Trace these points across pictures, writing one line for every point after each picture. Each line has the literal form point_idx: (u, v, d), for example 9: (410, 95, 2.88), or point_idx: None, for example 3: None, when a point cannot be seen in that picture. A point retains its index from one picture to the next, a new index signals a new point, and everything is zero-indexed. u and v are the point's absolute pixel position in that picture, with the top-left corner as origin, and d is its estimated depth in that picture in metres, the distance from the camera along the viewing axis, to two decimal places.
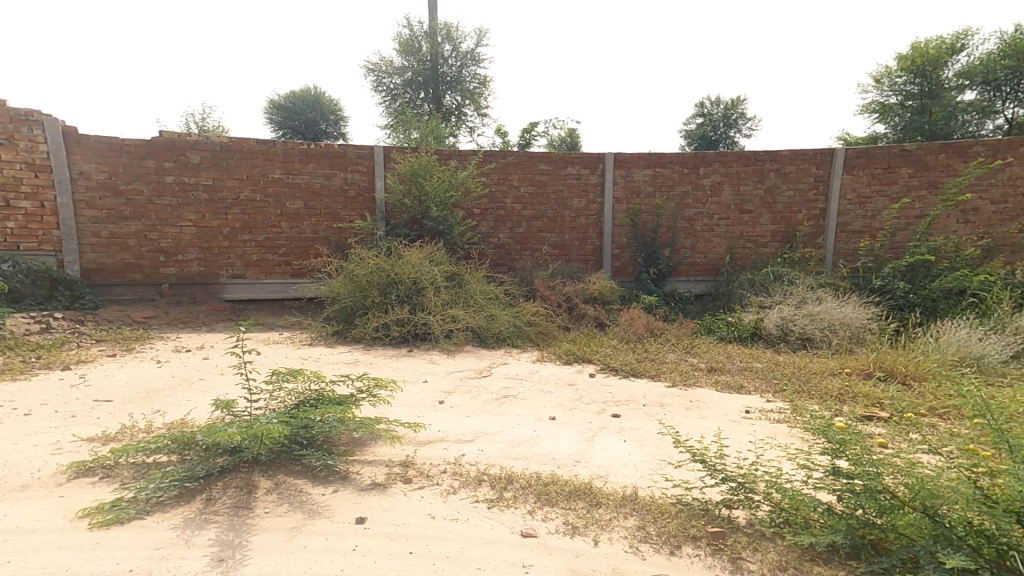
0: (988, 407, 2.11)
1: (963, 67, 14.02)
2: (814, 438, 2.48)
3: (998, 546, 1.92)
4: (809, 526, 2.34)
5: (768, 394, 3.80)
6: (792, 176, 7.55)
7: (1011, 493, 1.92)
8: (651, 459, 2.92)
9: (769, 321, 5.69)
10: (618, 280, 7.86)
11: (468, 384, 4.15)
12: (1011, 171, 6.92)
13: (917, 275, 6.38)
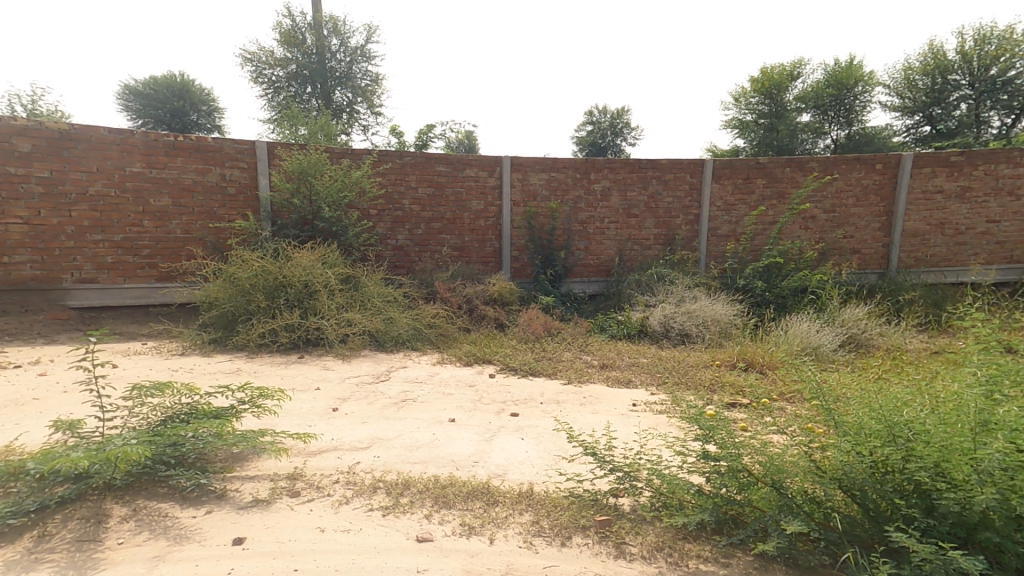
0: (819, 391, 2.46)
1: (800, 93, 16.30)
2: (689, 426, 2.66)
3: (824, 510, 2.32)
4: (683, 507, 2.49)
5: (652, 387, 4.12)
6: (671, 183, 7.86)
7: (835, 463, 2.31)
8: (546, 455, 3.01)
9: (653, 319, 6.08)
10: (517, 281, 7.87)
11: (366, 390, 4.04)
12: (839, 184, 7.75)
13: (772, 275, 7.21)
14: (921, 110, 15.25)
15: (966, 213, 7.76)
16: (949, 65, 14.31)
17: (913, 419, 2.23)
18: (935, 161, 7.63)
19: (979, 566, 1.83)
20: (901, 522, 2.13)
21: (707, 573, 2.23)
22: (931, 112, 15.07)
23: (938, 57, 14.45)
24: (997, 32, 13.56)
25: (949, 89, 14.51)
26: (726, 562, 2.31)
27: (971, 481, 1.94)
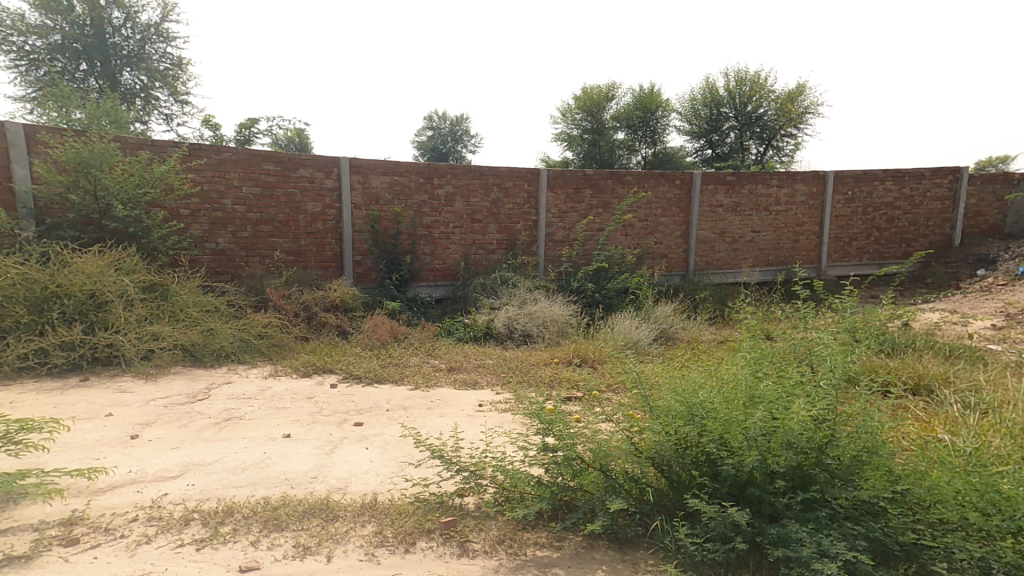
0: (637, 379, 2.63)
1: (614, 112, 18.37)
2: (531, 420, 2.65)
3: (640, 486, 2.44)
4: (523, 499, 2.46)
5: (498, 386, 4.30)
6: (511, 190, 7.69)
7: (649, 444, 2.44)
8: (391, 463, 2.90)
9: (498, 321, 6.16)
10: (360, 286, 7.04)
11: (177, 412, 3.61)
12: (648, 198, 8.23)
13: (600, 276, 7.55)
14: (701, 134, 17.46)
15: (739, 224, 8.68)
16: (721, 100, 16.75)
17: (706, 398, 2.45)
18: (717, 179, 8.51)
19: (746, 518, 2.13)
20: (695, 488, 2.35)
21: (542, 558, 2.22)
22: (710, 137, 17.35)
23: (712, 92, 16.79)
24: (748, 77, 16.36)
25: (722, 119, 16.97)
26: (559, 544, 2.32)
27: (743, 447, 2.25)
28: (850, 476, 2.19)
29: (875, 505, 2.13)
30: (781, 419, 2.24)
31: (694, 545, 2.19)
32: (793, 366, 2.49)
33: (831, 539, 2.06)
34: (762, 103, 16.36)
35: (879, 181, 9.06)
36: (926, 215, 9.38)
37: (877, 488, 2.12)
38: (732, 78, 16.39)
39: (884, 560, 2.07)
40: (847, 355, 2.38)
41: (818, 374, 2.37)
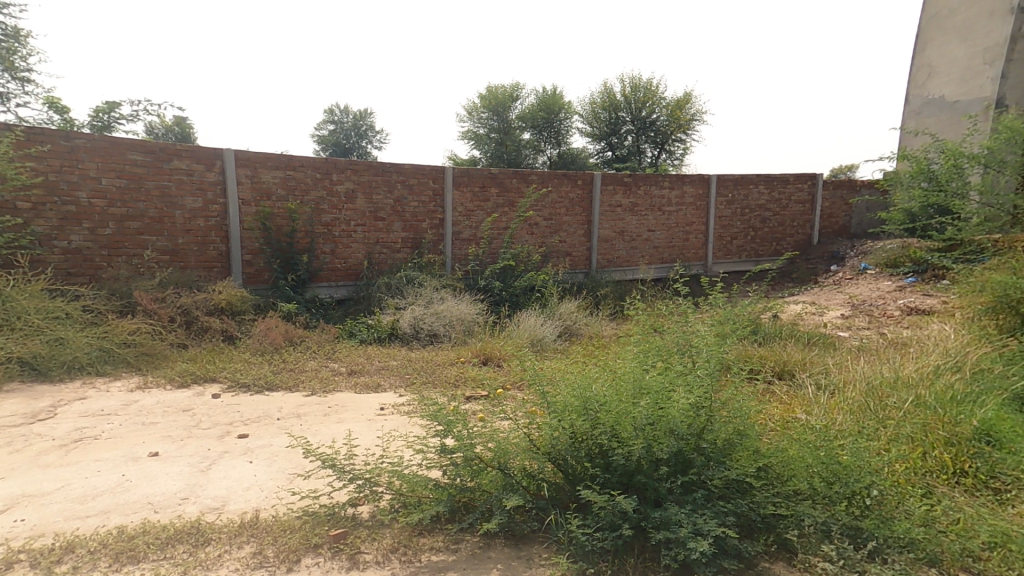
0: (534, 376, 2.66)
1: (520, 112, 18.72)
2: (431, 423, 2.58)
3: (537, 482, 2.48)
4: (421, 503, 2.41)
5: (401, 388, 4.25)
6: (416, 188, 7.53)
7: (545, 440, 2.48)
8: (279, 477, 2.73)
9: (403, 321, 6.07)
10: (250, 289, 6.57)
11: (7, 437, 3.16)
12: (552, 197, 8.49)
13: (506, 275, 7.72)
14: (602, 137, 18.33)
15: (637, 223, 9.21)
16: (618, 105, 17.68)
17: (599, 392, 2.53)
18: (615, 180, 8.95)
19: (633, 505, 2.24)
20: (588, 480, 2.43)
21: (437, 563, 2.19)
22: (610, 140, 18.25)
23: (611, 97, 17.65)
24: (642, 84, 17.36)
25: (620, 123, 17.96)
26: (455, 547, 2.30)
27: (631, 437, 2.34)
28: (723, 457, 2.37)
29: (742, 482, 2.33)
30: (664, 408, 2.37)
31: (585, 535, 2.28)
32: (677, 358, 2.65)
33: (704, 517, 2.22)
34: (656, 109, 17.48)
35: (753, 185, 10.05)
36: (791, 216, 10.53)
37: (745, 467, 2.30)
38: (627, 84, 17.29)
39: (750, 533, 2.27)
40: (720, 346, 2.58)
41: (697, 365, 2.54)
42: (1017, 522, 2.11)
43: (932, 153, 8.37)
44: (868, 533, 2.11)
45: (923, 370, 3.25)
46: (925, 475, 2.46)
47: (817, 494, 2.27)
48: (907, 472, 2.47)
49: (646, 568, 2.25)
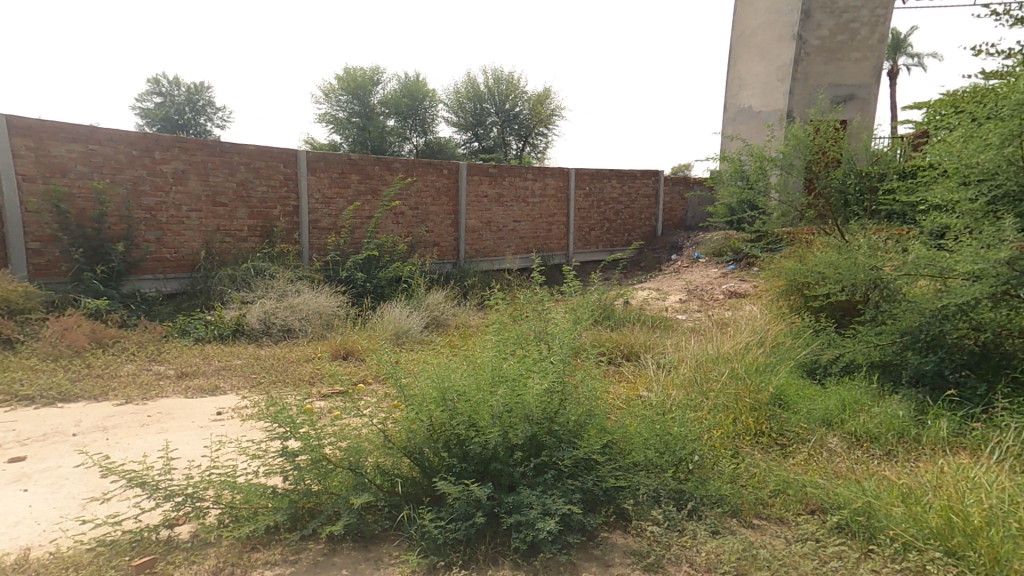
0: (391, 369, 2.54)
1: (382, 97, 19.05)
2: (271, 425, 2.34)
3: (391, 478, 2.40)
4: (255, 514, 2.20)
5: (244, 390, 3.95)
6: (263, 172, 7.01)
7: (401, 434, 2.41)
8: (68, 505, 2.33)
9: (250, 316, 5.63)
10: (37, 283, 5.53)
11: None
12: (418, 186, 8.50)
13: (370, 266, 7.56)
14: (467, 126, 19.16)
15: (502, 214, 9.64)
16: (482, 96, 18.81)
17: (458, 382, 2.51)
18: (480, 171, 9.25)
19: (487, 493, 2.26)
20: (444, 471, 2.40)
21: None
22: (475, 130, 19.26)
23: (473, 88, 18.79)
24: (504, 77, 18.68)
25: (485, 114, 19.00)
26: (294, 558, 2.13)
27: (488, 425, 2.35)
28: (572, 438, 2.48)
29: (589, 460, 2.46)
30: (520, 394, 2.42)
31: (438, 528, 2.23)
32: (533, 346, 2.74)
33: (553, 498, 2.30)
34: (518, 103, 18.82)
35: (607, 179, 11.06)
36: (639, 210, 11.70)
37: (591, 446, 2.44)
38: (489, 76, 18.48)
39: (594, 507, 2.42)
40: (572, 333, 2.73)
41: (552, 352, 2.64)
42: (795, 470, 2.50)
43: (743, 153, 7.06)
44: (689, 495, 2.38)
45: (737, 347, 3.80)
46: (735, 438, 2.83)
47: (650, 465, 2.50)
48: (721, 438, 2.81)
49: (496, 553, 2.27)
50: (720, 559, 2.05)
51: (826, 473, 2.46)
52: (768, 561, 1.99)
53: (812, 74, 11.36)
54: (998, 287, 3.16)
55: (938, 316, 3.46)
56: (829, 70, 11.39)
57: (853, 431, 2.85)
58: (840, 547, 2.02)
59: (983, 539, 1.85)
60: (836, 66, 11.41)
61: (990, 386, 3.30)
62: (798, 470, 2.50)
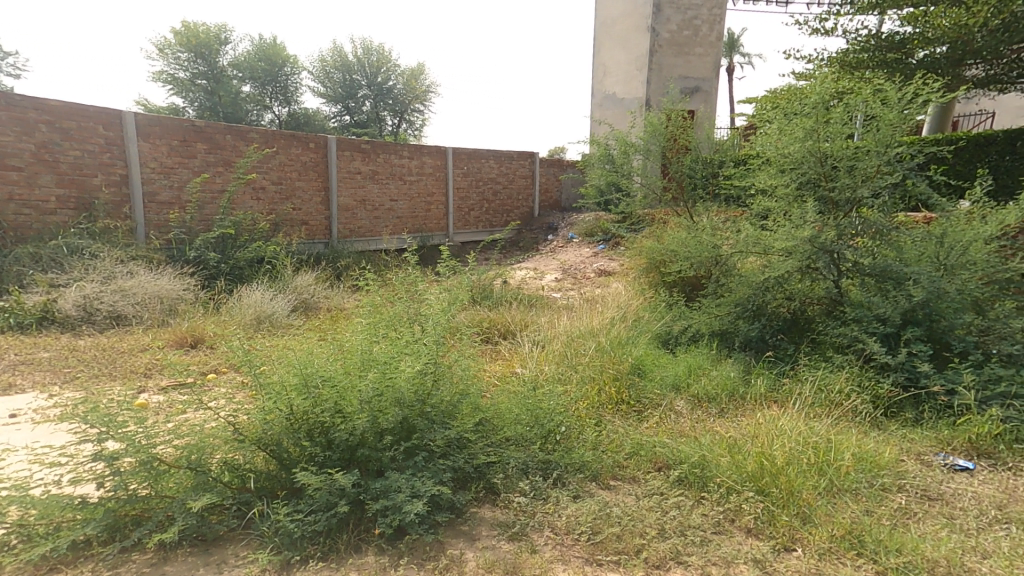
0: (244, 356, 2.31)
1: (231, 61, 18.56)
2: (83, 427, 1.99)
3: (241, 474, 2.20)
4: (59, 530, 1.92)
5: (54, 383, 3.51)
6: (73, 133, 6.02)
7: (256, 427, 2.21)
8: None
9: (65, 302, 4.96)
10: None
11: None
12: (281, 159, 8.00)
13: (226, 245, 6.89)
14: (338, 99, 19.50)
15: (378, 192, 9.45)
16: (352, 66, 19.31)
17: (323, 367, 2.35)
18: (351, 146, 8.94)
19: (351, 479, 2.12)
20: (305, 461, 2.23)
21: None
22: (346, 102, 19.56)
23: (341, 57, 19.12)
24: (375, 47, 19.34)
25: (356, 86, 19.46)
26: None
27: (356, 411, 2.24)
28: (445, 419, 2.45)
29: (461, 438, 2.46)
30: (391, 377, 2.34)
31: (294, 522, 2.08)
32: (406, 327, 2.67)
33: (422, 479, 2.24)
34: (390, 76, 19.71)
35: (485, 160, 11.46)
36: (517, 190, 12.32)
37: (464, 425, 2.44)
38: (358, 46, 19.02)
39: (465, 484, 2.43)
40: (445, 313, 2.71)
41: (425, 333, 2.59)
42: (647, 433, 2.74)
43: (608, 135, 7.05)
44: (555, 464, 2.51)
45: (604, 323, 4.11)
46: (599, 407, 3.04)
47: (520, 438, 2.61)
48: (587, 407, 3.04)
49: (359, 540, 2.17)
50: (579, 520, 2.17)
51: (671, 432, 2.74)
52: (619, 518, 2.17)
53: (665, 66, 12.81)
54: (803, 261, 3.71)
55: (761, 287, 3.92)
56: (679, 63, 12.91)
57: (696, 393, 3.18)
58: (678, 497, 2.29)
59: (783, 476, 2.26)
60: (684, 60, 12.96)
61: (796, 347, 3.77)
62: (649, 432, 2.75)
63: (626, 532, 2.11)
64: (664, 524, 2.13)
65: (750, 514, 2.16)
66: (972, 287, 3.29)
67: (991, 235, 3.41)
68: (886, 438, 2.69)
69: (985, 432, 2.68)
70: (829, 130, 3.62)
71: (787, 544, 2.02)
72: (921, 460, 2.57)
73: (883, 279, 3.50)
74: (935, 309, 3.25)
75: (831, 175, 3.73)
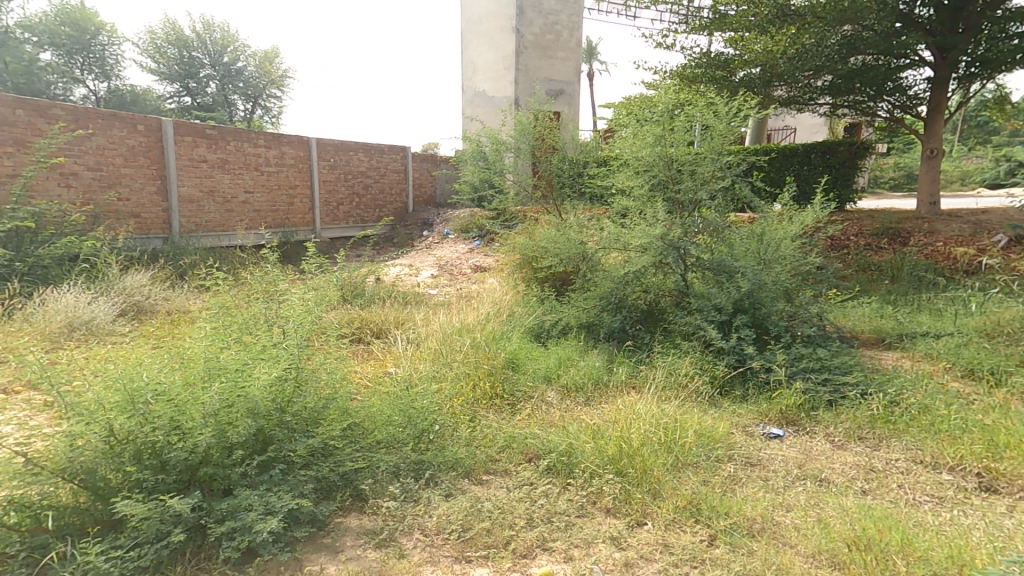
0: (42, 373, 1.95)
1: (19, 20, 15.84)
2: None
3: (37, 512, 1.86)
4: None
5: None
6: None
7: (58, 456, 1.86)
8: None
9: None
10: None
11: None
12: (100, 141, 6.93)
13: (22, 241, 5.56)
14: (176, 79, 18.15)
15: (229, 183, 8.58)
16: (189, 42, 18.13)
17: (155, 380, 2.05)
18: (193, 130, 8.00)
19: (191, 502, 1.85)
20: (128, 490, 1.91)
21: None
22: (185, 82, 18.35)
23: (176, 32, 17.83)
24: (216, 26, 18.63)
25: (195, 65, 18.41)
26: None
27: (197, 427, 1.96)
28: (308, 427, 2.28)
29: (327, 446, 2.32)
30: (242, 387, 2.09)
31: (109, 563, 1.75)
32: (262, 331, 2.45)
33: (279, 494, 2.02)
34: (239, 57, 19.39)
35: (354, 152, 10.96)
36: (390, 185, 11.99)
37: (329, 431, 2.31)
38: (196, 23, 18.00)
39: (329, 494, 2.28)
40: (309, 314, 2.54)
41: (286, 336, 2.38)
42: (520, 426, 2.83)
43: (482, 133, 7.75)
44: (428, 464, 2.47)
45: (479, 318, 4.18)
46: (474, 403, 3.09)
47: (392, 441, 2.54)
48: (463, 404, 3.06)
49: (196, 571, 1.89)
50: (450, 519, 2.14)
51: (541, 424, 2.87)
52: (489, 512, 2.19)
53: (530, 68, 13.62)
54: (657, 256, 4.01)
55: (622, 281, 4.19)
56: (542, 66, 13.79)
57: (566, 383, 3.36)
58: (547, 485, 2.38)
59: (638, 457, 2.46)
60: (549, 63, 13.92)
61: (652, 335, 4.06)
62: (522, 425, 2.85)
63: (496, 525, 2.13)
64: (533, 514, 2.20)
65: (610, 495, 2.31)
66: (783, 279, 3.78)
67: (794, 233, 3.97)
68: (720, 413, 3.02)
69: (792, 403, 3.06)
70: (674, 138, 4.07)
71: (639, 519, 2.20)
72: (745, 432, 2.90)
73: (718, 272, 3.91)
74: (755, 298, 3.70)
75: (677, 178, 4.19)
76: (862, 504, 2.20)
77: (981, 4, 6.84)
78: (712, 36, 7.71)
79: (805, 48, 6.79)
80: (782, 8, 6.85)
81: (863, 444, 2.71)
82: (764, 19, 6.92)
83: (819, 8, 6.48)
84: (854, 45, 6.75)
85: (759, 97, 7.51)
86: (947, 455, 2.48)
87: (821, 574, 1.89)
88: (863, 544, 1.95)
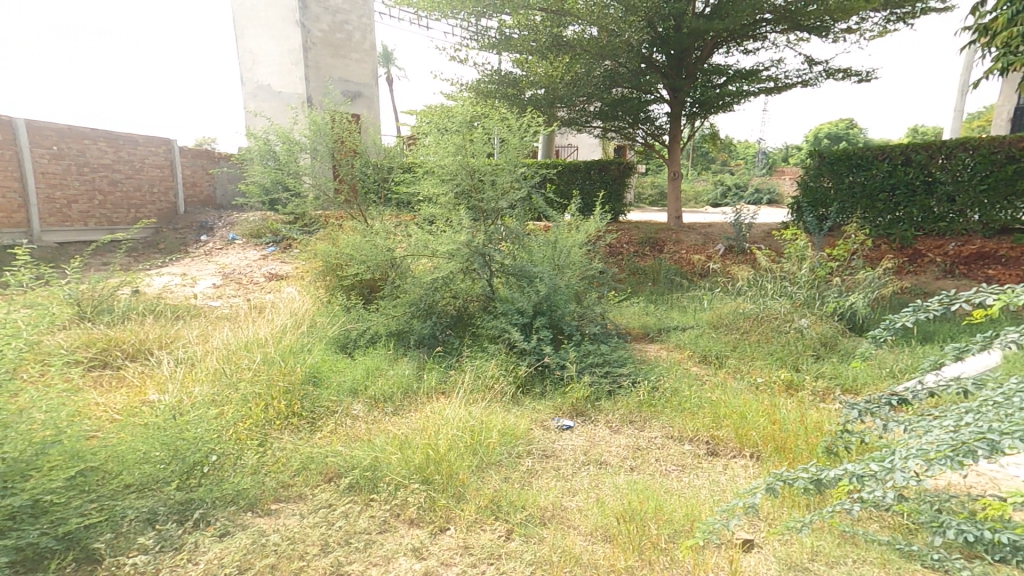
0: None
1: None
2: None
3: None
4: None
5: None
6: None
7: None
8: None
9: None
10: None
11: None
12: None
13: None
14: None
15: None
16: None
17: None
18: None
19: None
20: None
21: None
22: None
23: None
24: None
25: None
26: None
27: None
28: (6, 482, 1.77)
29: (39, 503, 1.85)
30: None
31: None
32: None
33: None
34: None
35: (90, 140, 8.86)
36: (152, 182, 9.97)
37: (46, 483, 1.84)
38: None
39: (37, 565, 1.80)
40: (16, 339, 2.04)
41: None
42: (319, 444, 2.68)
43: (269, 131, 7.13)
44: (199, 502, 2.15)
45: (273, 332, 3.86)
46: (264, 425, 2.84)
47: (148, 481, 2.19)
48: (248, 429, 2.76)
49: None
50: (223, 562, 1.85)
51: (345, 438, 2.74)
52: (276, 545, 1.96)
53: (323, 66, 13.43)
54: (463, 263, 4.16)
55: (432, 287, 4.25)
56: (336, 66, 13.77)
57: (373, 395, 3.30)
58: (347, 505, 2.25)
59: (444, 462, 2.48)
60: (342, 62, 13.95)
61: (461, 339, 4.20)
62: (322, 443, 2.70)
63: (283, 559, 1.91)
64: (328, 538, 2.03)
65: (414, 505, 2.27)
66: (571, 282, 4.32)
67: (580, 242, 4.62)
68: (522, 412, 3.20)
69: (581, 396, 3.35)
70: (472, 148, 4.16)
71: (443, 525, 2.21)
72: (542, 428, 3.09)
73: (520, 277, 4.23)
74: (552, 301, 4.08)
75: (480, 188, 4.31)
76: (629, 481, 2.53)
77: (695, 58, 7.99)
78: (501, 54, 8.22)
79: (578, 75, 7.66)
80: (557, 37, 7.51)
81: (632, 426, 3.10)
82: (543, 46, 7.59)
83: (585, 42, 7.28)
84: (613, 78, 7.72)
85: (545, 116, 8.17)
86: (688, 428, 2.95)
87: (596, 548, 2.14)
88: (628, 517, 2.27)
